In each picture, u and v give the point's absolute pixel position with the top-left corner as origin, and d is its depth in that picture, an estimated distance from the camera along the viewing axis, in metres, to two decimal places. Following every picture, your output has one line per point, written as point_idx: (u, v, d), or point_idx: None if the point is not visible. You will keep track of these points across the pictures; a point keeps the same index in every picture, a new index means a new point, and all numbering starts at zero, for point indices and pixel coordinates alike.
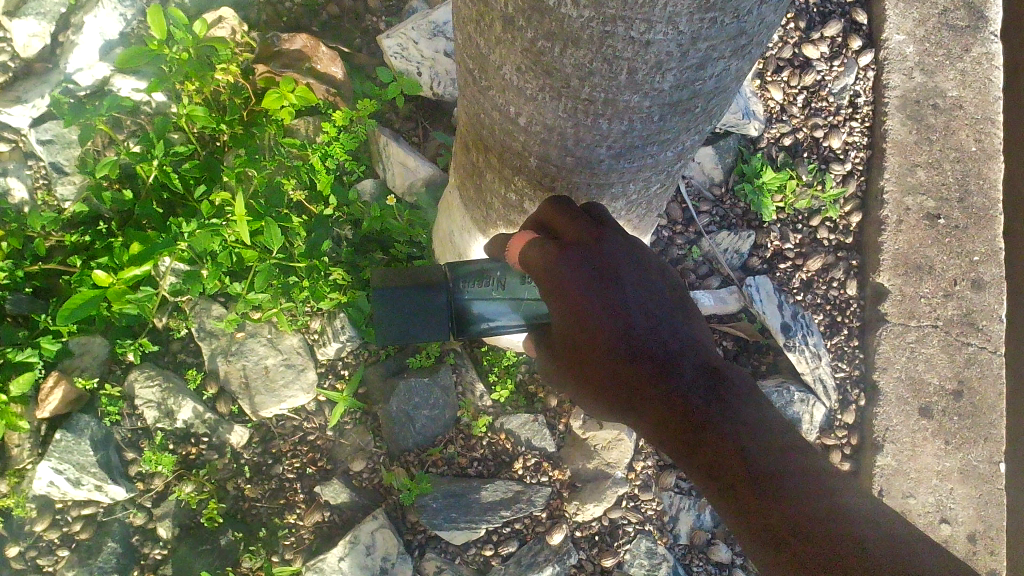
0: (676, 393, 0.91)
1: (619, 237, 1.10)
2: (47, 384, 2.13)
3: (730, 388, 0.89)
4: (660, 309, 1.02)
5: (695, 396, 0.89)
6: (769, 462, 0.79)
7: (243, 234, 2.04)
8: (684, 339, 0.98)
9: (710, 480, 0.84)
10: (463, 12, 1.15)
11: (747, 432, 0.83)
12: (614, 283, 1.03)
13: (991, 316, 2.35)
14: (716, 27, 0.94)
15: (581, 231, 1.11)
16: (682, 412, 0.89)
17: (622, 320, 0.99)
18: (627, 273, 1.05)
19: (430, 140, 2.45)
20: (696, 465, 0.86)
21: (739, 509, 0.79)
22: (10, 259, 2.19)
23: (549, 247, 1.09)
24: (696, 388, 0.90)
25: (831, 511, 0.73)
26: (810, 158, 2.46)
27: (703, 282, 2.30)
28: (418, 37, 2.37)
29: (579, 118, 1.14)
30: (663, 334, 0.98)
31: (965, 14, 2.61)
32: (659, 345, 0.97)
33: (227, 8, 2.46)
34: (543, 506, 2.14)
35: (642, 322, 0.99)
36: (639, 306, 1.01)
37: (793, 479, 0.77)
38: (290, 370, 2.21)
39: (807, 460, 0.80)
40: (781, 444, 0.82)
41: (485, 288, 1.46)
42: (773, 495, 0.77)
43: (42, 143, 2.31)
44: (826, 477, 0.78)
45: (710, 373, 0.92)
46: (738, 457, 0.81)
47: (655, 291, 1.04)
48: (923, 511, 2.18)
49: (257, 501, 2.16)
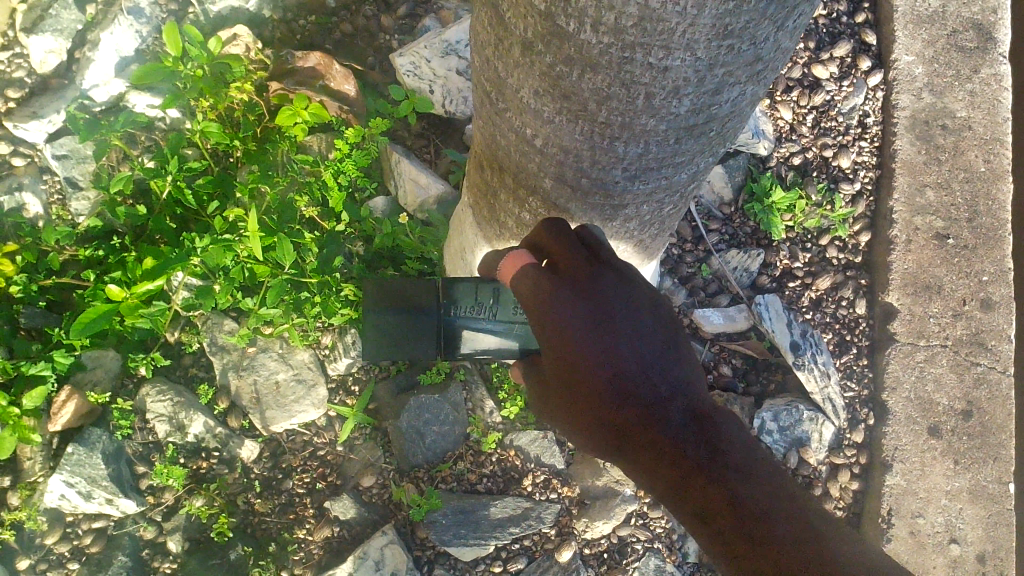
0: (666, 439, 1.05)
1: (611, 274, 1.20)
2: (60, 397, 2.15)
3: (719, 438, 1.04)
4: (651, 351, 1.14)
5: (686, 441, 1.04)
6: (755, 509, 0.94)
7: (256, 250, 2.06)
8: (671, 382, 1.12)
9: (701, 519, 0.98)
10: (482, 36, 1.17)
11: (741, 484, 0.97)
12: (608, 325, 1.14)
13: (1000, 335, 2.35)
14: (734, 53, 0.95)
15: (577, 266, 1.20)
16: (675, 458, 1.03)
17: (614, 366, 1.11)
18: (618, 310, 1.16)
19: (441, 157, 2.47)
20: (687, 505, 1.01)
21: (725, 547, 0.95)
22: (24, 273, 2.22)
23: (546, 281, 1.19)
24: (685, 436, 1.05)
25: (813, 552, 0.90)
26: (820, 177, 2.47)
27: (712, 300, 2.31)
28: (430, 55, 2.40)
29: (595, 140, 1.15)
30: (653, 375, 1.11)
31: (974, 35, 2.63)
32: (650, 389, 1.10)
33: (242, 26, 2.49)
34: (552, 523, 2.15)
35: (632, 366, 1.12)
36: (631, 350, 1.12)
37: (778, 524, 0.93)
38: (300, 385, 2.22)
39: (787, 503, 0.96)
40: (764, 488, 0.97)
41: (474, 313, 1.80)
42: (761, 540, 0.92)
43: (57, 157, 2.33)
44: (812, 525, 0.93)
45: (696, 419, 1.07)
46: (729, 502, 0.96)
47: (646, 329, 1.16)
48: (933, 531, 2.18)
49: (267, 515, 2.16)
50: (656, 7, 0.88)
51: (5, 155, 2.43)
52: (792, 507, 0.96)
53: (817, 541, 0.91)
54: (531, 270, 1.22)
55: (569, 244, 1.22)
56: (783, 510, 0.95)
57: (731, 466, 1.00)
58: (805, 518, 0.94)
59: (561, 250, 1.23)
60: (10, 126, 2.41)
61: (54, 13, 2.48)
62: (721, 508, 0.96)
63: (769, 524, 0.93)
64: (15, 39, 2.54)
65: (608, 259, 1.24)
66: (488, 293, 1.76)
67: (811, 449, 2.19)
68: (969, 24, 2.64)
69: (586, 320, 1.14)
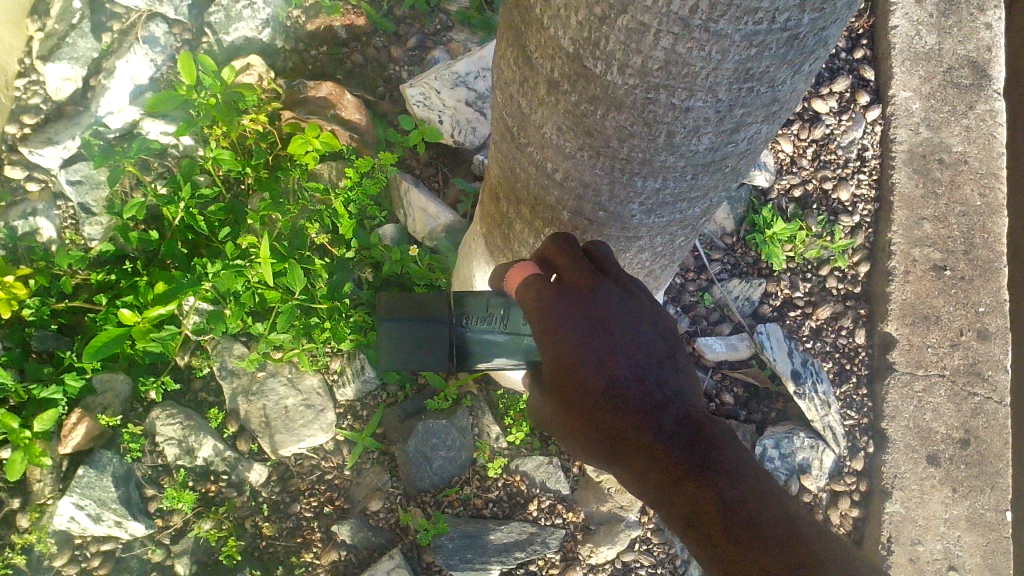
0: (659, 443, 1.05)
1: (615, 285, 1.18)
2: (71, 420, 2.17)
3: (711, 438, 1.03)
4: (648, 361, 1.13)
5: (677, 447, 1.03)
6: (743, 508, 0.95)
7: (267, 275, 2.09)
8: (668, 389, 1.11)
9: (690, 522, 0.99)
10: (505, 74, 1.21)
11: (733, 487, 0.97)
12: (605, 335, 1.13)
13: (996, 366, 2.40)
14: (752, 95, 1.00)
15: (579, 277, 1.18)
16: (663, 457, 1.03)
17: (611, 370, 1.11)
18: (619, 320, 1.14)
19: (449, 186, 2.52)
20: (677, 506, 1.01)
21: (714, 548, 0.95)
22: (37, 297, 2.24)
23: (546, 290, 1.19)
24: (676, 436, 1.05)
25: (802, 554, 0.90)
26: (820, 209, 2.53)
27: (715, 329, 2.37)
28: (440, 87, 2.47)
29: (615, 175, 1.20)
30: (647, 381, 1.11)
31: (969, 72, 2.71)
32: (642, 393, 1.10)
33: (256, 56, 2.56)
34: (558, 549, 2.17)
35: (629, 374, 1.10)
36: (628, 356, 1.12)
37: (765, 524, 0.94)
38: (309, 411, 2.25)
39: (776, 502, 0.97)
40: (752, 487, 0.98)
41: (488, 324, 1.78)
42: (748, 541, 0.93)
43: (72, 183, 2.38)
44: (802, 528, 0.94)
45: (690, 425, 1.06)
46: (718, 502, 0.96)
47: (645, 338, 1.14)
48: (930, 558, 2.22)
49: (274, 539, 2.18)
50: (682, 52, 0.92)
51: (19, 180, 2.46)
52: (778, 506, 0.96)
53: (802, 548, 0.91)
54: (534, 278, 1.21)
55: (573, 252, 1.21)
56: (770, 510, 0.95)
57: (721, 468, 1.00)
58: (791, 518, 0.95)
59: (565, 261, 1.21)
60: (25, 151, 2.44)
61: (70, 41, 2.53)
62: (709, 504, 0.97)
63: (754, 526, 0.94)
64: (31, 66, 2.59)
65: (613, 269, 1.22)
66: (499, 304, 1.79)
67: (812, 476, 2.22)
68: (965, 61, 2.71)
69: (583, 329, 1.13)
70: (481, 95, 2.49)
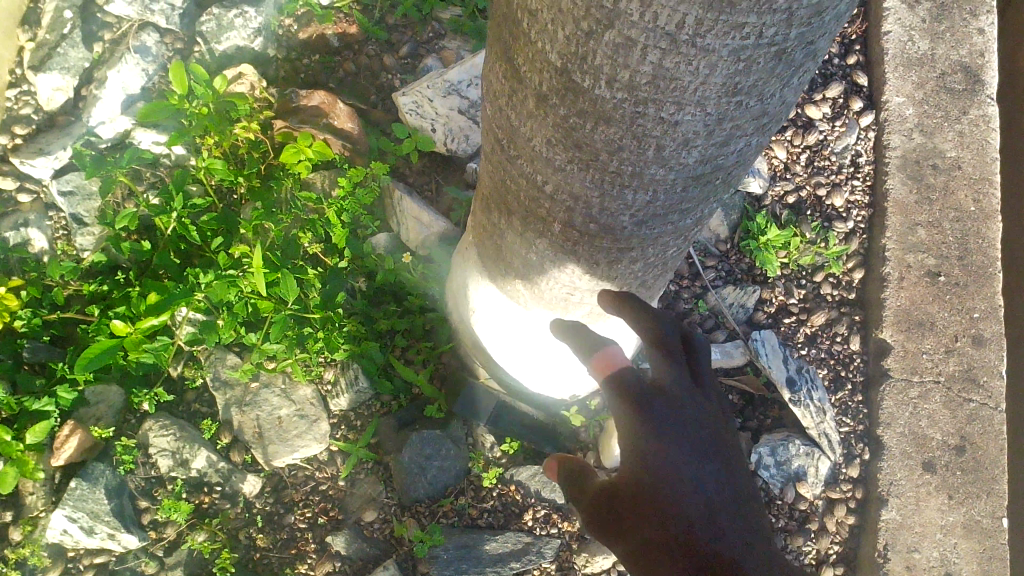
0: (712, 550, 0.99)
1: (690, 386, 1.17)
2: (63, 432, 2.13)
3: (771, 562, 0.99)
4: (710, 465, 1.09)
5: (742, 559, 0.97)
6: None
7: (259, 285, 2.07)
8: (727, 498, 1.06)
9: None
10: (495, 86, 1.21)
11: None
12: (674, 433, 1.11)
13: (992, 372, 2.39)
14: (742, 108, 1.00)
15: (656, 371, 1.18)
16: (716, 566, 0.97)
17: (674, 468, 1.07)
18: (689, 423, 1.12)
19: (442, 194, 2.51)
20: None
21: None
22: (29, 308, 2.22)
23: (622, 376, 1.18)
24: (734, 550, 0.99)
25: None
26: (814, 216, 2.54)
27: (710, 336, 2.38)
28: (433, 95, 2.47)
29: (605, 188, 1.19)
30: (707, 486, 1.06)
31: (963, 77, 2.70)
32: (698, 494, 1.05)
33: (247, 65, 2.55)
34: (553, 558, 2.15)
35: (690, 474, 1.07)
36: (691, 458, 1.09)
37: None
38: (303, 421, 2.25)
39: None
40: None
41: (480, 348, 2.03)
42: None
43: (64, 194, 2.37)
44: None
45: (748, 542, 1.01)
46: None
47: (708, 446, 1.11)
48: (929, 566, 2.19)
49: (268, 550, 2.16)
50: (669, 67, 0.91)
51: (11, 191, 2.45)
52: None
53: None
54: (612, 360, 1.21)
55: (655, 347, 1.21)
56: None
57: None
58: None
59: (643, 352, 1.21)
60: (16, 162, 2.43)
61: (61, 51, 2.52)
62: None
63: None
64: (22, 77, 2.59)
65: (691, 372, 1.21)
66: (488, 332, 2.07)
67: (807, 484, 2.24)
68: (959, 66, 2.71)
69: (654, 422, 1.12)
70: (474, 103, 2.47)
